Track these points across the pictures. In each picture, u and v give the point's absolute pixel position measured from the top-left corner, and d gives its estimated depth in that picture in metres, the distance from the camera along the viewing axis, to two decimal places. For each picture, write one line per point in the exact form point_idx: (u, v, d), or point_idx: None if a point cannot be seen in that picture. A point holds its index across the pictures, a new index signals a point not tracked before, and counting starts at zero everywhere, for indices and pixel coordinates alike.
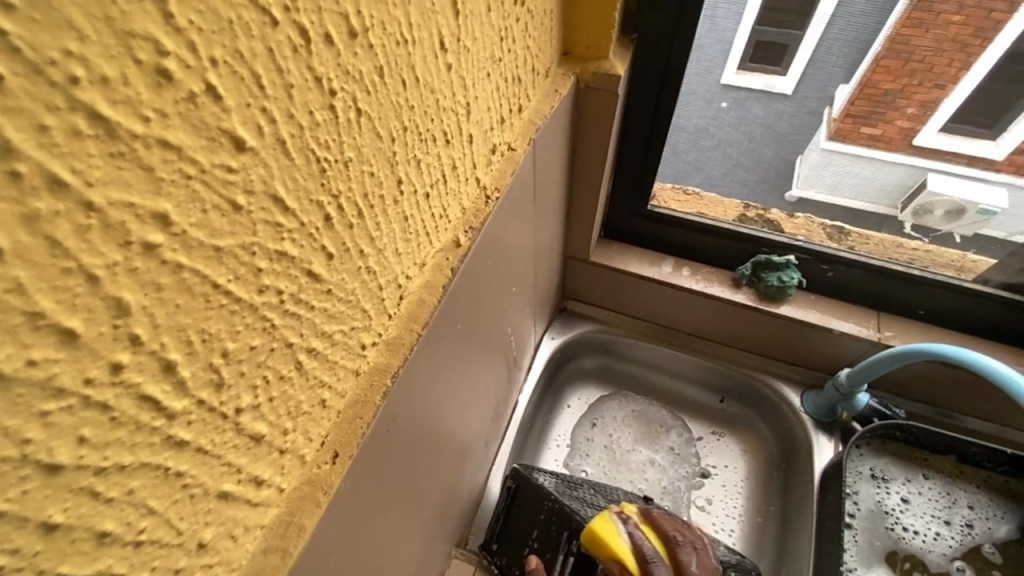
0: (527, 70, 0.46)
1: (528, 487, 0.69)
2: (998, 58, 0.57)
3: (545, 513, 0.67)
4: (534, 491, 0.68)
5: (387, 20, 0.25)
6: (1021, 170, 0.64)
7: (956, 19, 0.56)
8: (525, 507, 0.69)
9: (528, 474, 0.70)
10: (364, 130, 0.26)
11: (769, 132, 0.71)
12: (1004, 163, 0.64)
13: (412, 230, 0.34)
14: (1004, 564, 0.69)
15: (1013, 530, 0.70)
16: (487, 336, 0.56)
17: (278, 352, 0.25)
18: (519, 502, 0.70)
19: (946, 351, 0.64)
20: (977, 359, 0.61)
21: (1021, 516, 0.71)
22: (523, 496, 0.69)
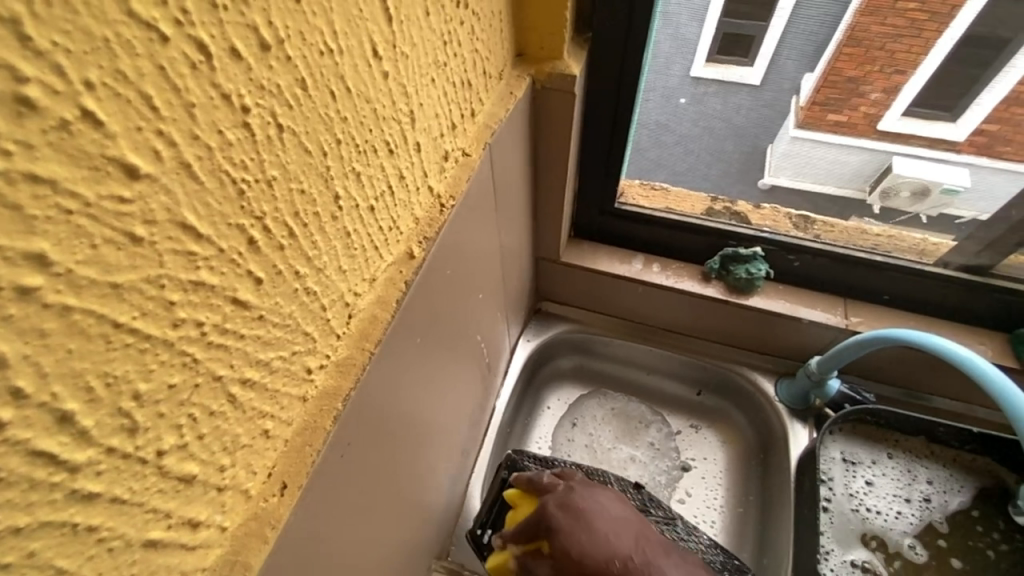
0: (478, 74, 0.45)
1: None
2: (954, 41, 0.56)
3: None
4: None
5: (307, 29, 0.24)
6: (983, 149, 0.63)
7: (912, 6, 0.55)
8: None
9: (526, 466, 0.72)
10: (288, 146, 0.24)
11: (729, 127, 0.71)
12: (964, 146, 0.64)
13: (356, 246, 0.32)
14: (949, 532, 0.71)
15: (965, 501, 0.72)
16: (455, 346, 0.55)
17: (205, 386, 0.23)
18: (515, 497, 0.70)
19: (907, 336, 0.65)
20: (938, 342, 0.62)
21: (976, 487, 0.72)
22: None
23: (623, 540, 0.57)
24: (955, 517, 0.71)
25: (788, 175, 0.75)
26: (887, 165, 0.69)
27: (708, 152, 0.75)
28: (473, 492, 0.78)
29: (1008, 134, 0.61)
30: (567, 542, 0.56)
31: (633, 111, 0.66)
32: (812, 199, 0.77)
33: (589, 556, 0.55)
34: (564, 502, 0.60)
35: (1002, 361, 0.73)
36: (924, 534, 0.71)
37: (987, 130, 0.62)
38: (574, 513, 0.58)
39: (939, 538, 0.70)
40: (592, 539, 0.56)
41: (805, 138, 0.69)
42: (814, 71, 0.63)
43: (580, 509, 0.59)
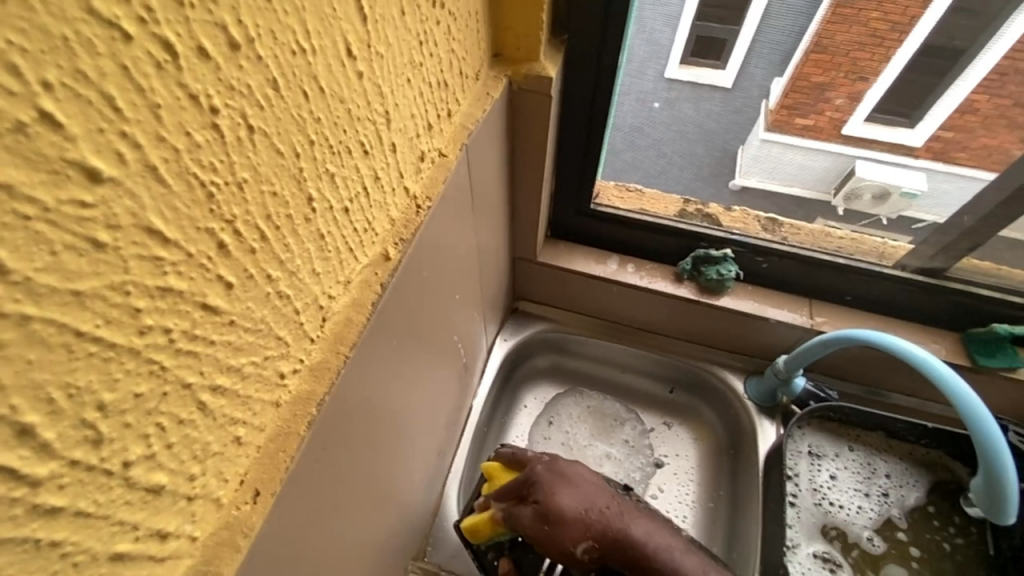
0: (454, 74, 0.45)
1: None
2: (913, 52, 0.58)
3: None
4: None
5: (279, 29, 0.23)
6: (939, 155, 0.66)
7: (875, 15, 0.56)
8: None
9: None
10: (260, 148, 0.24)
11: (701, 131, 0.73)
12: (921, 150, 0.66)
13: (330, 248, 0.32)
14: (906, 527, 0.74)
15: (921, 497, 0.76)
16: (431, 347, 0.55)
17: (174, 395, 0.22)
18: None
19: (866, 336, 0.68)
20: (892, 341, 0.65)
21: (929, 482, 0.76)
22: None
23: (600, 495, 0.59)
24: (913, 513, 0.75)
25: (758, 175, 0.77)
26: (851, 168, 0.72)
27: (681, 156, 0.77)
28: (450, 492, 0.78)
29: (963, 141, 0.63)
30: (547, 496, 0.58)
31: (608, 114, 0.66)
32: (780, 200, 0.79)
33: (568, 509, 0.57)
34: (547, 464, 0.61)
35: (955, 359, 0.77)
36: (883, 527, 0.74)
37: (943, 136, 0.64)
38: (556, 471, 0.60)
39: (897, 530, 0.74)
40: (573, 494, 0.58)
41: (772, 141, 0.71)
42: (783, 76, 0.64)
43: (561, 467, 0.60)
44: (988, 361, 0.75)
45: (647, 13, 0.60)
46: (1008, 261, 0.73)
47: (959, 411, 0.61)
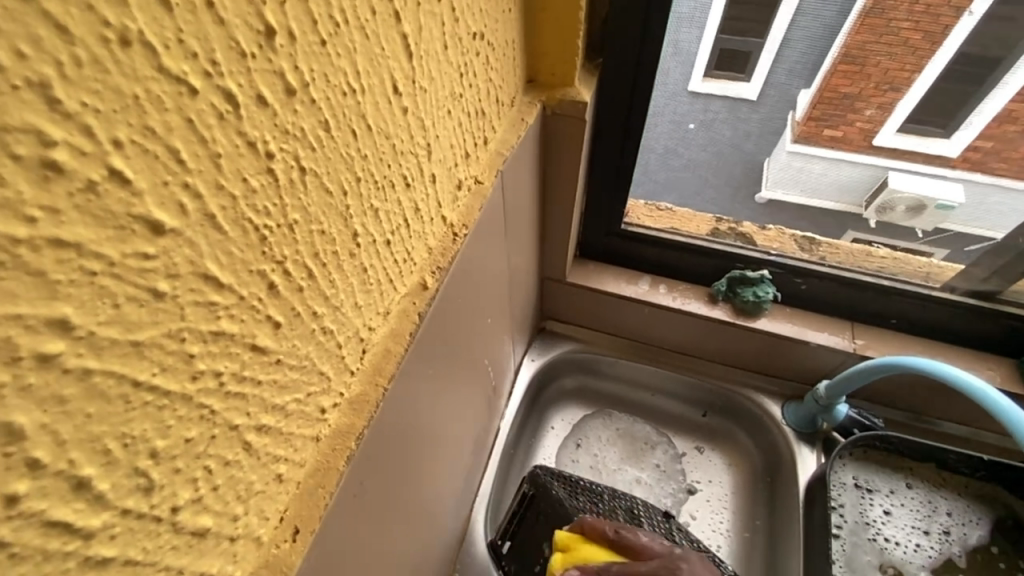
0: (491, 102, 0.45)
1: (546, 499, 0.74)
2: (947, 60, 0.56)
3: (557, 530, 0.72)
4: (555, 506, 0.73)
5: (332, 72, 0.24)
6: (975, 165, 0.63)
7: (906, 26, 0.55)
8: (541, 520, 0.73)
9: (546, 480, 0.75)
10: (311, 188, 0.24)
11: (738, 153, 0.71)
12: (958, 161, 0.63)
13: (372, 281, 0.32)
14: (968, 567, 0.70)
15: (985, 536, 0.71)
16: (463, 373, 0.54)
17: (221, 437, 0.22)
18: (536, 512, 0.74)
19: (912, 363, 0.64)
20: (936, 366, 0.62)
21: (994, 520, 0.72)
22: (542, 507, 0.74)
23: None
24: (976, 555, 0.70)
25: (788, 189, 0.75)
26: (883, 180, 0.69)
27: (715, 176, 0.75)
28: (477, 516, 0.77)
29: (1000, 150, 0.61)
30: None
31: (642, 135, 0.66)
32: (809, 212, 0.76)
33: None
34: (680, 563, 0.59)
35: (1010, 387, 0.72)
36: (943, 568, 0.70)
37: (982, 146, 0.61)
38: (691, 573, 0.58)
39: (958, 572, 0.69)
40: None
41: (803, 153, 0.69)
42: (810, 87, 0.62)
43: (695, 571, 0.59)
44: None
45: (685, 34, 0.59)
46: None
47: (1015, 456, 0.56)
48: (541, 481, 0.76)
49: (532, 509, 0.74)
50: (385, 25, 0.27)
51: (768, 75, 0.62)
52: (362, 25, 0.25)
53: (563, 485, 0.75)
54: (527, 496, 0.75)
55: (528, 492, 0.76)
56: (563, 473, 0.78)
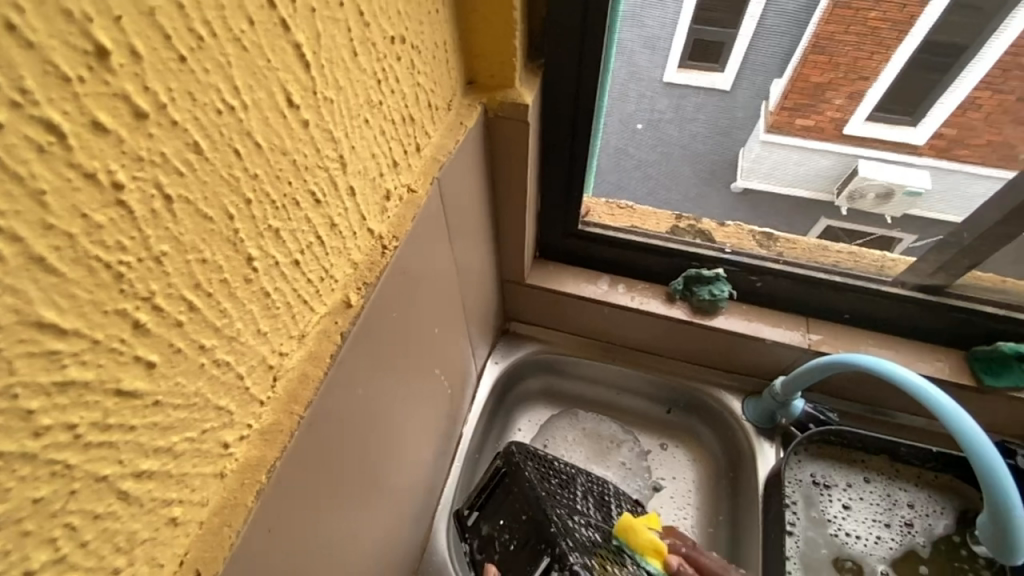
0: (421, 107, 0.43)
1: (516, 478, 0.68)
2: (914, 50, 0.54)
3: (524, 513, 0.64)
4: (523, 489, 0.66)
5: (198, 89, 0.22)
6: (943, 153, 0.60)
7: (873, 15, 0.52)
8: (508, 499, 0.67)
9: (518, 459, 0.69)
10: (182, 216, 0.22)
11: (686, 153, 0.70)
12: (925, 149, 0.61)
13: (276, 305, 0.30)
14: (931, 556, 0.71)
15: (951, 524, 0.72)
16: (412, 385, 0.52)
17: (84, 490, 0.21)
18: (505, 491, 0.68)
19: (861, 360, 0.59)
20: (879, 364, 0.57)
21: (957, 509, 0.73)
22: (511, 486, 0.68)
23: None
24: (941, 545, 0.71)
25: (761, 178, 0.71)
26: (853, 168, 0.66)
27: (665, 176, 0.75)
28: (440, 521, 0.76)
29: (965, 138, 0.58)
30: None
31: (592, 137, 0.65)
32: (777, 203, 0.74)
33: None
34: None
35: (958, 378, 0.73)
36: (903, 559, 0.71)
37: (946, 133, 0.58)
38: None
39: (919, 563, 0.71)
40: None
41: (774, 143, 0.66)
42: (784, 78, 0.59)
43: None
44: (994, 381, 0.71)
45: (630, 33, 0.58)
46: (1012, 273, 0.69)
47: (984, 487, 0.51)
48: (515, 460, 0.70)
49: (501, 487, 0.69)
50: (270, 34, 0.25)
51: (741, 67, 0.60)
52: (237, 36, 0.23)
53: (536, 467, 0.70)
54: (500, 470, 0.70)
55: (500, 467, 0.70)
56: (537, 452, 0.73)
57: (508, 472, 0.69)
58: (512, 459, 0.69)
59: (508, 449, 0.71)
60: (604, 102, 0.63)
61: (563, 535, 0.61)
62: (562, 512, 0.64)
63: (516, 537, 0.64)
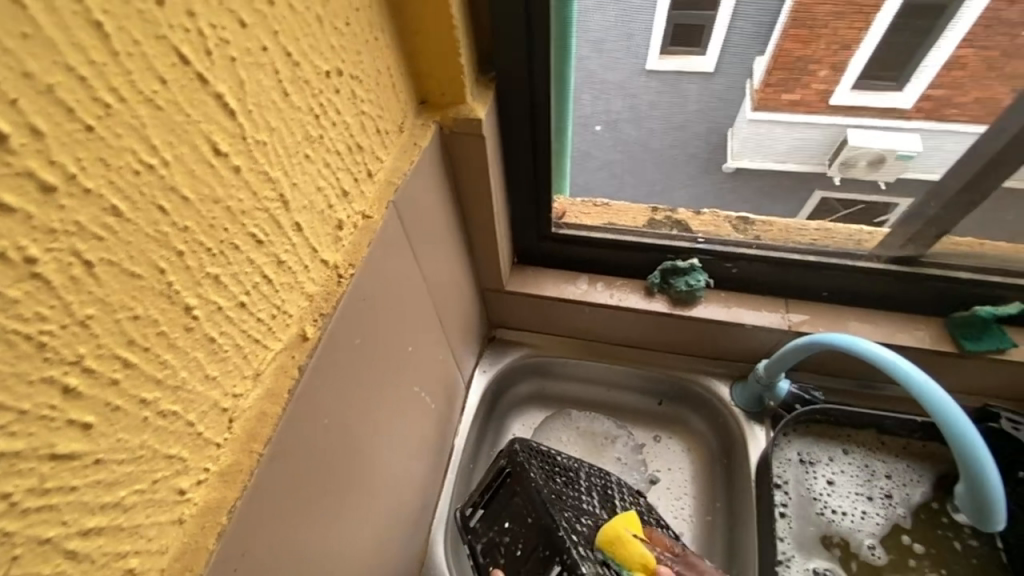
0: (369, 134, 0.43)
1: (521, 481, 0.67)
2: (891, 15, 0.52)
3: (530, 516, 0.64)
4: (528, 490, 0.65)
5: (110, 153, 0.22)
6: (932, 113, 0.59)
7: None
8: (513, 500, 0.66)
9: (523, 461, 0.68)
10: (106, 278, 0.23)
11: (647, 151, 0.71)
12: (913, 113, 0.59)
13: (223, 349, 0.31)
14: (913, 527, 0.73)
15: (927, 491, 0.74)
16: (389, 405, 0.53)
17: (29, 554, 0.21)
18: (509, 492, 0.67)
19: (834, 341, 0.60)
20: (854, 343, 0.58)
21: (933, 476, 0.75)
22: (514, 487, 0.67)
23: None
24: (921, 513, 0.73)
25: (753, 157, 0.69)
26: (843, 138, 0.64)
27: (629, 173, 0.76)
28: (437, 530, 0.77)
29: (952, 97, 0.57)
30: None
31: (552, 145, 0.66)
32: (763, 178, 0.72)
33: None
34: None
35: (939, 346, 0.73)
36: (889, 533, 0.73)
37: (933, 94, 0.57)
38: None
39: (904, 534, 0.72)
40: None
41: (761, 121, 0.64)
42: (765, 54, 0.58)
43: None
44: (975, 345, 0.72)
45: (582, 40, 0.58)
46: (989, 234, 0.68)
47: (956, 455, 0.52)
48: (519, 459, 0.69)
49: (504, 488, 0.68)
50: (186, 89, 0.25)
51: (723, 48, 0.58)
52: (149, 97, 0.23)
53: (541, 467, 0.68)
54: (503, 469, 0.69)
55: (504, 467, 0.69)
56: (541, 448, 0.72)
57: (512, 473, 0.68)
58: (516, 460, 0.68)
59: (509, 448, 0.70)
60: (565, 109, 0.64)
61: (572, 541, 0.61)
62: (568, 512, 0.64)
63: (524, 540, 0.63)
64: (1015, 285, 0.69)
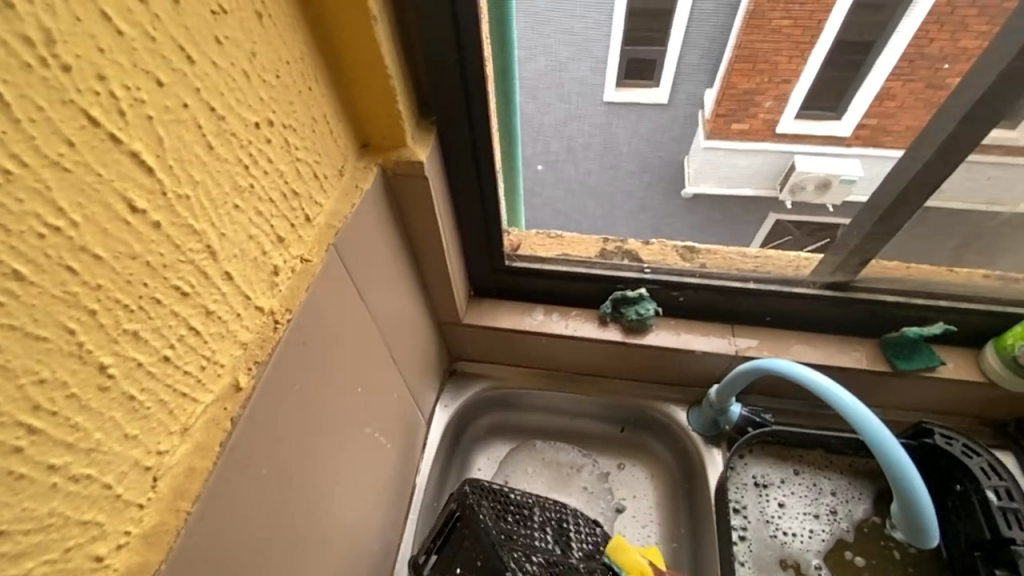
0: (306, 179, 0.44)
1: (470, 524, 0.65)
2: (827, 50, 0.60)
3: (480, 560, 0.63)
4: (477, 532, 0.64)
5: (11, 220, 0.22)
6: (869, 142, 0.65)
7: (786, 23, 0.57)
8: (463, 545, 0.65)
9: (472, 502, 0.67)
10: (6, 342, 0.22)
11: (585, 186, 0.83)
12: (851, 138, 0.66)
13: (145, 406, 0.30)
14: (854, 541, 0.76)
15: (868, 508, 0.78)
16: (339, 449, 0.52)
17: None
18: (459, 537, 0.66)
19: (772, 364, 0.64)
20: (789, 366, 0.61)
21: (873, 491, 0.79)
22: (464, 531, 0.66)
23: None
24: (862, 526, 0.77)
25: (707, 180, 0.81)
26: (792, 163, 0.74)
27: (573, 211, 0.85)
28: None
29: (885, 125, 0.62)
30: None
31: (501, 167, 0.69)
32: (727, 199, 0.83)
33: None
34: None
35: (876, 366, 0.77)
36: (834, 549, 0.75)
37: (868, 123, 0.64)
38: None
39: (847, 549, 0.75)
40: None
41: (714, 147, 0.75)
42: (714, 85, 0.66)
43: None
44: (907, 364, 0.76)
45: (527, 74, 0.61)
46: (912, 256, 0.74)
47: (888, 472, 0.54)
48: (469, 502, 0.67)
49: (454, 532, 0.67)
50: (97, 150, 0.26)
51: (676, 76, 0.66)
52: (55, 160, 0.24)
53: (492, 507, 0.68)
54: (454, 514, 0.68)
55: (455, 510, 0.68)
56: (491, 488, 0.71)
57: (462, 515, 0.67)
58: (464, 502, 0.67)
59: (459, 490, 0.69)
60: (513, 136, 0.67)
61: None
62: (518, 550, 0.64)
63: None
64: (934, 306, 0.74)
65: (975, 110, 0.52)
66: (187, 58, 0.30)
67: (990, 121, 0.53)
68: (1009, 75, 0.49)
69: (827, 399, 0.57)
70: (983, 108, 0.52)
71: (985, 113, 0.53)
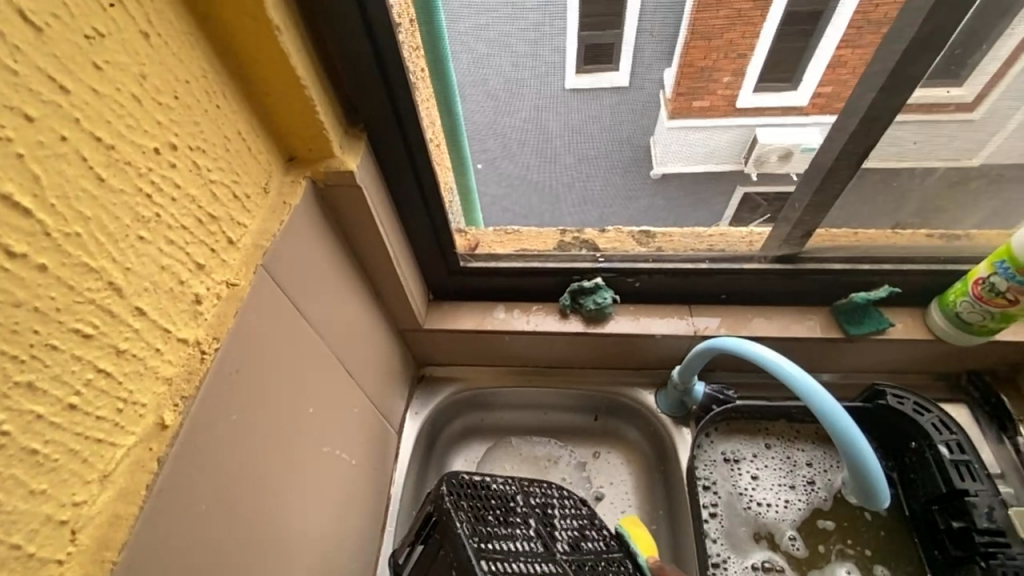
0: (224, 200, 0.42)
1: (446, 532, 0.64)
2: (777, 23, 0.52)
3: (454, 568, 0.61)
4: (453, 541, 0.63)
5: None
6: (825, 109, 0.60)
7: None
8: (438, 554, 0.64)
9: (450, 508, 0.66)
10: None
11: (527, 182, 0.75)
12: (808, 108, 0.60)
13: (51, 458, 0.29)
14: (829, 509, 0.78)
15: None
16: (294, 471, 0.51)
17: None
18: (435, 545, 0.65)
19: (723, 342, 0.66)
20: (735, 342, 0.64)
21: None
22: (440, 539, 0.64)
23: None
24: (839, 494, 0.79)
25: (675, 161, 0.68)
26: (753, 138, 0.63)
27: (522, 207, 0.80)
28: None
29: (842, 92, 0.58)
30: None
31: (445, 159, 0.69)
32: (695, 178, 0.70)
33: None
34: None
35: (830, 333, 0.79)
36: (809, 518, 0.77)
37: (824, 92, 0.58)
38: None
39: (822, 518, 0.77)
40: None
41: (682, 128, 0.63)
42: (671, 65, 0.57)
43: None
44: (858, 329, 0.78)
45: (460, 70, 0.60)
46: (858, 224, 0.76)
47: (836, 438, 0.55)
48: (445, 506, 0.66)
49: (431, 539, 0.66)
50: None
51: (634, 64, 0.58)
52: None
53: (469, 510, 0.67)
54: (431, 517, 0.67)
55: (431, 514, 0.67)
56: (471, 485, 0.70)
57: (438, 520, 0.66)
58: (441, 508, 0.66)
59: (433, 493, 0.68)
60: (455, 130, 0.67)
61: None
62: (496, 554, 0.62)
63: None
64: (879, 272, 0.76)
65: (894, 73, 0.54)
66: (60, 88, 0.28)
67: (908, 87, 0.55)
68: (919, 41, 0.51)
69: (771, 371, 0.58)
70: (900, 71, 0.53)
71: (903, 78, 0.54)
